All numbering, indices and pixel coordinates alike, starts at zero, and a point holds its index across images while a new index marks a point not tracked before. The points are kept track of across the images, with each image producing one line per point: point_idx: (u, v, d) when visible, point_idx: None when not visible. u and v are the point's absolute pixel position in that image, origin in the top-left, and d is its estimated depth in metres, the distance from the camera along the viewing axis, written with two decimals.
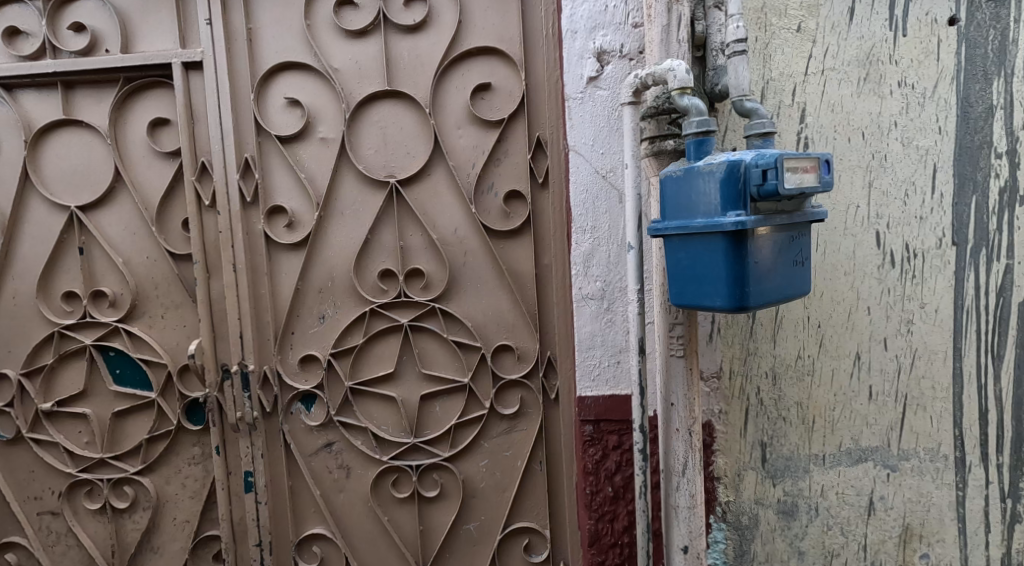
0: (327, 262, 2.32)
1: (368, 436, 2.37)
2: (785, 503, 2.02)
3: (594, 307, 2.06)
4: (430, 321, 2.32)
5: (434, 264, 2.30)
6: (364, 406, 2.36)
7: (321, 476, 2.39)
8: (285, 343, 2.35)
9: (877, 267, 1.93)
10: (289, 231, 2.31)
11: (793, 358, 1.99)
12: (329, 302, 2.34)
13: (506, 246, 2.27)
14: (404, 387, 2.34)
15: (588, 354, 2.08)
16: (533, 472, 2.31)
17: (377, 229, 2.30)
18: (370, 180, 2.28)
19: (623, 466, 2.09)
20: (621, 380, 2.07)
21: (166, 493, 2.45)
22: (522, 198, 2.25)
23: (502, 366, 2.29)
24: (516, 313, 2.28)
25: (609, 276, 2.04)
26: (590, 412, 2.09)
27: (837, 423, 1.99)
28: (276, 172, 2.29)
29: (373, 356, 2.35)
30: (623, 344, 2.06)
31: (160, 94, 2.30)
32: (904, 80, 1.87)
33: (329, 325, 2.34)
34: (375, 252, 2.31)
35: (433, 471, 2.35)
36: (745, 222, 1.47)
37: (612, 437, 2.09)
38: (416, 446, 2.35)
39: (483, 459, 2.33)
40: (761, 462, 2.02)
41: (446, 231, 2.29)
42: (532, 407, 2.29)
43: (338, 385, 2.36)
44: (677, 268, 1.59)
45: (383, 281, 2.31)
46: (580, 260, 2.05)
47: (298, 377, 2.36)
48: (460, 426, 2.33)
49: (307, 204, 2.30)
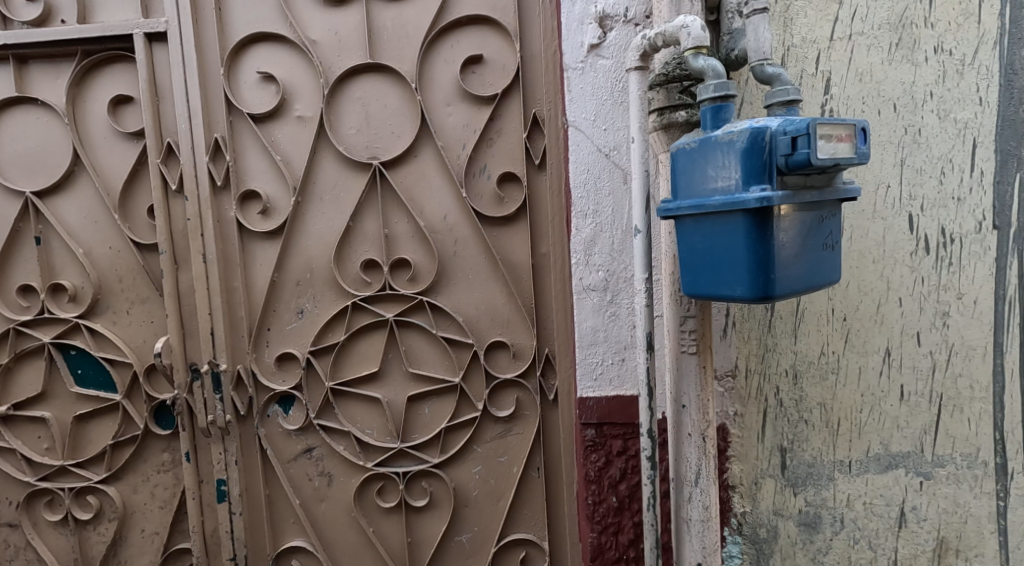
0: (305, 253, 2.14)
1: (351, 441, 2.18)
2: (807, 514, 1.85)
3: (596, 299, 1.87)
4: (417, 316, 2.13)
5: (422, 253, 2.12)
6: (346, 408, 2.17)
7: (300, 484, 2.21)
8: (261, 340, 2.17)
9: (910, 254, 1.74)
10: (264, 218, 2.12)
11: (816, 354, 1.81)
12: (308, 296, 2.15)
13: (499, 234, 2.09)
14: (390, 387, 2.16)
15: (590, 351, 1.89)
16: (530, 479, 2.13)
17: (359, 216, 2.11)
18: (351, 163, 2.09)
19: (628, 474, 1.90)
20: (626, 380, 1.89)
21: (133, 504, 2.26)
22: (517, 181, 2.06)
23: (496, 365, 2.11)
24: (511, 307, 2.10)
25: (613, 265, 1.86)
26: (593, 415, 1.90)
27: (865, 426, 1.81)
28: (249, 154, 2.10)
29: (356, 354, 2.16)
30: (628, 340, 1.87)
31: (123, 69, 2.11)
32: (940, 45, 1.69)
33: (308, 320, 2.16)
34: (358, 241, 2.13)
35: (422, 479, 2.16)
36: (771, 198, 1.28)
37: (616, 442, 1.90)
38: (403, 452, 2.16)
39: (476, 466, 2.15)
40: (781, 469, 1.84)
41: (434, 218, 2.10)
42: (528, 409, 2.11)
43: (318, 385, 2.17)
44: (691, 255, 1.40)
45: (367, 273, 2.13)
46: (580, 247, 1.87)
47: (275, 377, 2.18)
48: (451, 430, 2.14)
49: (283, 189, 2.11)
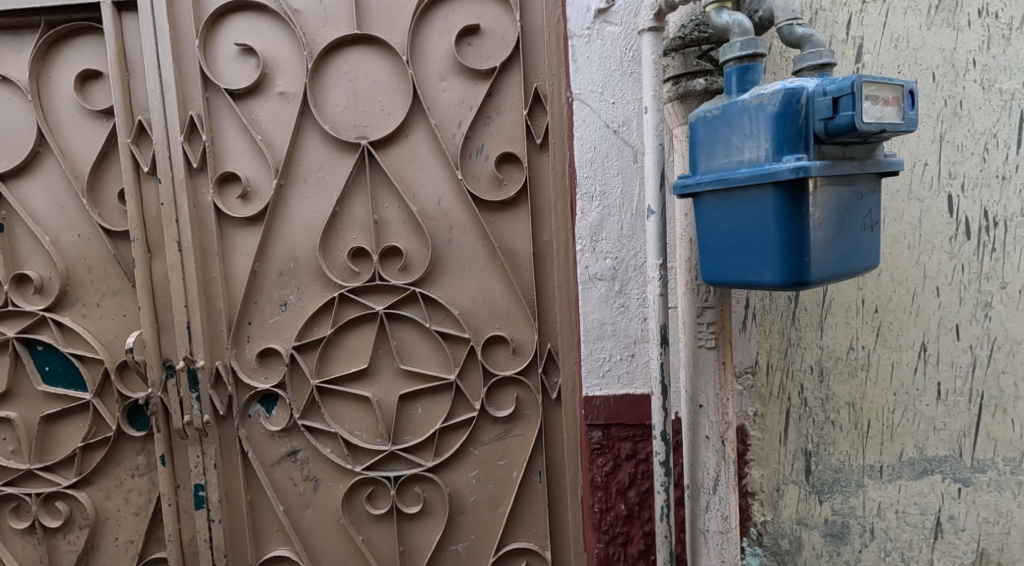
0: (288, 241, 1.98)
1: (339, 443, 2.02)
2: (833, 524, 1.69)
3: (604, 289, 1.72)
4: (410, 308, 1.98)
5: (415, 241, 1.96)
6: (333, 408, 2.02)
7: (284, 489, 2.06)
8: (242, 335, 2.02)
9: (949, 239, 1.59)
10: (244, 203, 1.96)
11: (844, 349, 1.65)
12: (292, 287, 2.00)
13: (498, 221, 1.94)
14: (380, 385, 2.00)
15: (596, 347, 1.74)
16: (531, 485, 1.98)
17: (347, 201, 1.96)
18: (338, 143, 1.94)
19: (638, 480, 1.75)
20: (636, 377, 1.73)
21: (105, 510, 2.11)
22: (517, 162, 1.91)
23: (494, 361, 1.95)
24: (510, 298, 1.95)
25: (622, 252, 1.70)
26: (600, 415, 1.74)
27: (898, 428, 1.66)
28: (227, 134, 1.95)
29: (343, 350, 2.01)
30: (639, 334, 1.72)
31: (91, 42, 1.96)
32: (984, 8, 1.53)
33: (292, 313, 2.00)
34: (345, 228, 1.97)
35: (415, 484, 2.01)
36: (808, 168, 1.12)
37: (625, 445, 1.75)
38: (394, 455, 2.01)
39: (473, 470, 1.99)
40: (805, 474, 1.70)
41: (428, 202, 1.95)
42: (529, 408, 1.95)
43: (303, 384, 2.02)
44: (712, 236, 1.25)
45: (355, 262, 1.97)
46: (586, 233, 1.71)
47: (257, 375, 2.02)
48: (446, 431, 1.99)
49: (264, 171, 1.95)
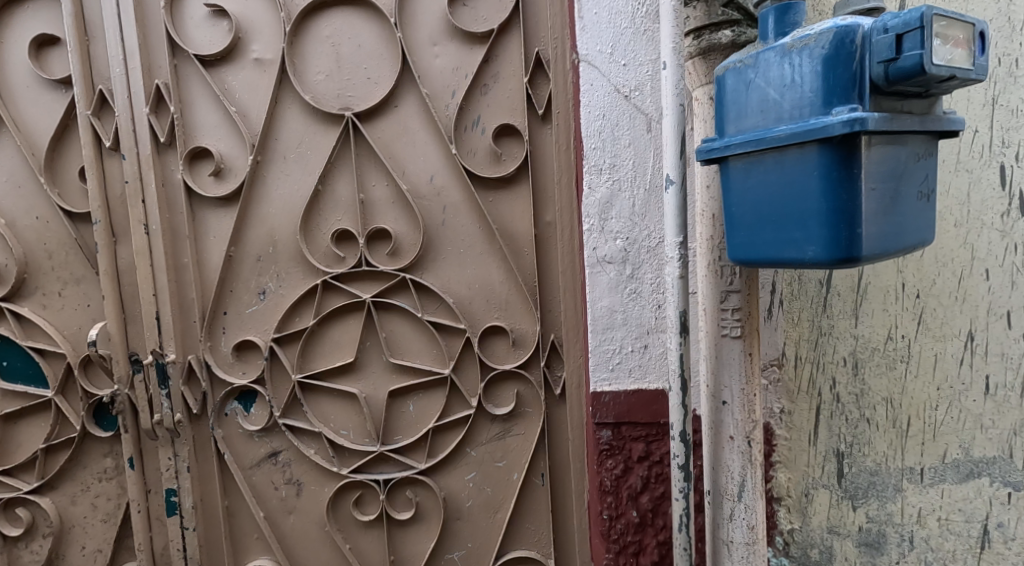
0: (266, 223, 1.81)
1: (323, 443, 1.86)
2: (868, 532, 1.54)
3: (614, 273, 1.55)
4: (400, 297, 1.81)
5: (405, 222, 1.79)
6: (317, 406, 1.85)
7: (265, 494, 1.89)
8: (216, 326, 1.85)
9: (1001, 215, 1.41)
10: (217, 181, 1.79)
11: (881, 339, 1.49)
12: (271, 274, 1.83)
13: (496, 200, 1.77)
14: (368, 381, 1.84)
15: (605, 338, 1.57)
16: (533, 488, 1.81)
17: (330, 179, 1.79)
18: (319, 115, 1.76)
19: (651, 484, 1.59)
20: (650, 370, 1.57)
21: (70, 518, 1.94)
22: (516, 135, 1.73)
23: (492, 354, 1.79)
24: (509, 285, 1.78)
25: (634, 231, 1.53)
26: (609, 413, 1.58)
27: (941, 427, 1.49)
28: (198, 106, 1.77)
29: (328, 342, 1.84)
30: (652, 323, 1.55)
31: (47, 4, 1.78)
32: None
33: (270, 302, 1.83)
34: (329, 208, 1.80)
35: (407, 488, 1.84)
36: (864, 120, 0.95)
37: (636, 445, 1.58)
38: (383, 457, 1.84)
39: (469, 473, 1.83)
40: (837, 478, 1.54)
41: (418, 180, 1.78)
42: (531, 406, 1.79)
43: (283, 379, 1.85)
44: (743, 208, 1.08)
45: (339, 246, 1.80)
46: (593, 211, 1.54)
47: (233, 370, 1.85)
48: (440, 431, 1.82)
49: (238, 146, 1.78)
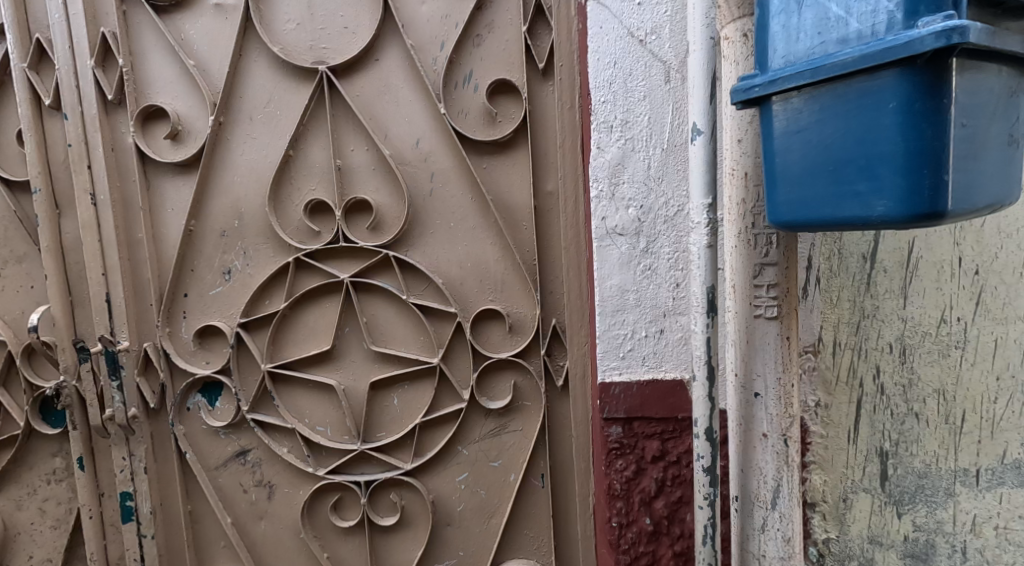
0: (230, 193, 1.60)
1: (297, 441, 1.66)
2: (915, 543, 1.34)
3: (625, 246, 1.35)
4: (383, 277, 1.61)
5: (387, 193, 1.59)
6: (290, 399, 1.65)
7: (232, 498, 1.69)
8: (176, 309, 1.64)
9: None
10: (174, 144, 1.59)
11: (934, 323, 1.30)
12: (237, 251, 1.62)
13: (490, 167, 1.57)
14: (347, 371, 1.64)
15: (616, 321, 1.37)
16: (532, 491, 1.62)
17: (303, 143, 1.58)
18: (289, 70, 1.56)
19: (666, 487, 1.39)
20: (667, 358, 1.37)
21: (15, 524, 1.73)
22: (514, 93, 1.54)
23: (487, 342, 1.59)
24: (506, 264, 1.58)
25: (650, 199, 1.34)
26: (620, 408, 1.38)
27: (1001, 422, 1.30)
28: (152, 59, 1.57)
29: (302, 327, 1.64)
30: (669, 305, 1.36)
31: None
32: None
33: (237, 283, 1.63)
34: (302, 176, 1.60)
35: (390, 491, 1.65)
36: (960, 31, 0.79)
37: (650, 443, 1.39)
38: (364, 456, 1.64)
39: (461, 474, 1.63)
40: (880, 481, 1.34)
41: (403, 144, 1.58)
42: (529, 399, 1.59)
43: (252, 369, 1.65)
44: (792, 158, 0.90)
45: (314, 220, 1.60)
46: (602, 174, 1.35)
47: (195, 359, 1.65)
48: (428, 427, 1.63)
49: (197, 105, 1.57)
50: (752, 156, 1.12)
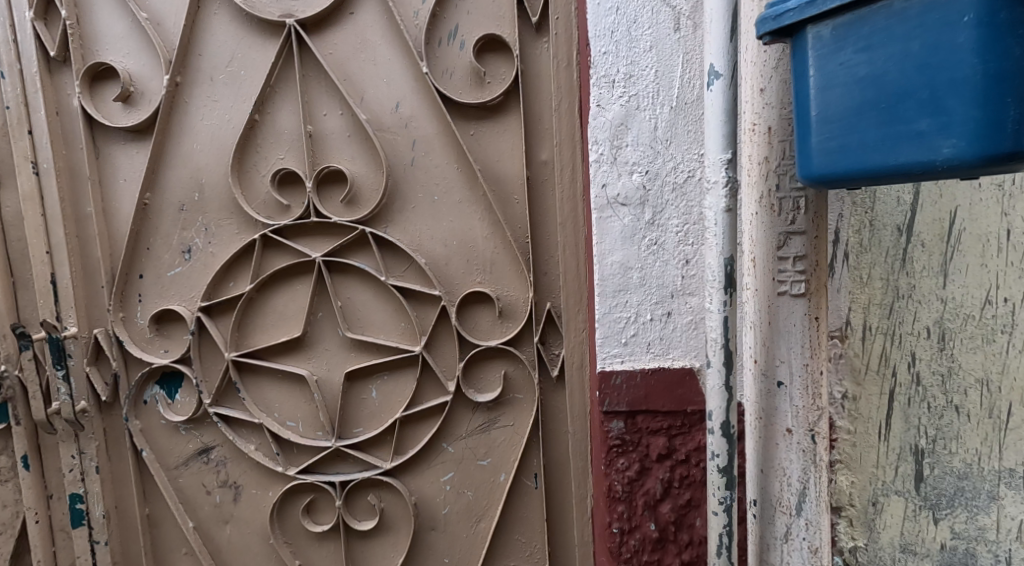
0: (189, 163, 1.45)
1: (265, 438, 1.50)
2: (953, 553, 1.17)
3: (628, 218, 1.20)
4: (359, 256, 1.46)
5: (364, 163, 1.44)
6: (258, 391, 1.50)
7: (194, 500, 1.54)
8: (130, 292, 1.49)
9: None
10: (125, 107, 1.43)
11: (977, 306, 1.13)
12: (197, 227, 1.47)
13: (477, 135, 1.42)
14: (320, 361, 1.48)
15: (618, 303, 1.22)
16: (525, 492, 1.46)
17: (270, 107, 1.43)
18: (255, 25, 1.41)
19: (673, 489, 1.24)
20: (676, 344, 1.22)
21: None
22: (504, 50, 1.39)
23: (474, 328, 1.44)
24: (495, 241, 1.43)
25: (656, 164, 1.19)
26: (622, 400, 1.23)
27: None
28: (101, 13, 1.42)
29: (271, 312, 1.49)
30: (677, 284, 1.21)
31: None
32: None
33: (198, 263, 1.48)
34: (269, 144, 1.44)
35: (369, 492, 1.49)
36: None
37: (656, 440, 1.24)
38: (339, 454, 1.49)
39: (446, 474, 1.48)
40: (915, 483, 1.17)
41: (381, 108, 1.43)
42: (521, 391, 1.44)
43: (215, 358, 1.49)
44: (836, 98, 0.88)
45: (283, 192, 1.45)
46: (603, 136, 1.20)
47: (153, 348, 1.50)
48: (409, 422, 1.47)
49: (150, 63, 1.42)
50: (776, 108, 1.06)
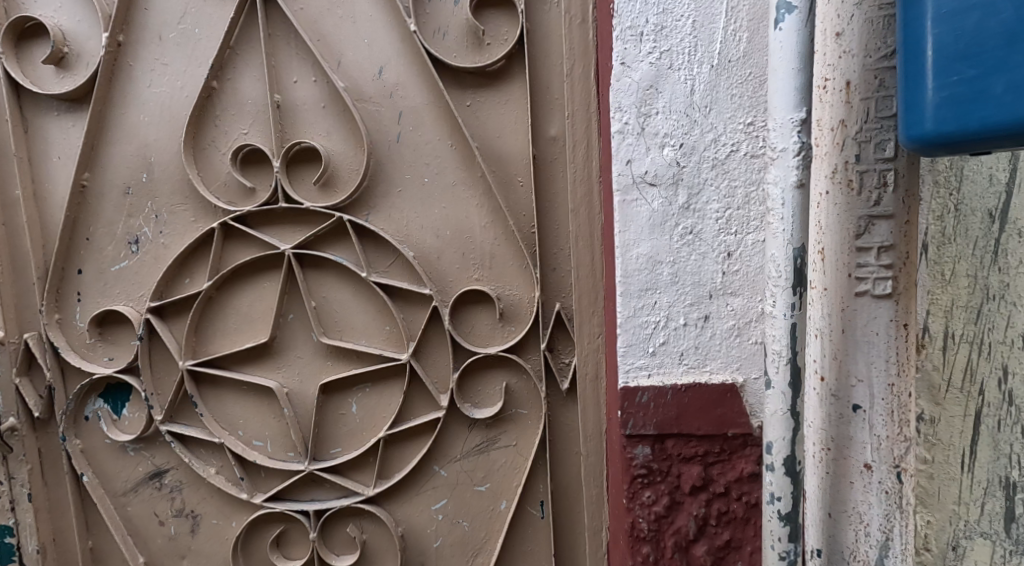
0: (136, 137, 1.24)
1: (227, 460, 1.29)
2: None
3: (658, 200, 0.99)
4: (336, 248, 1.24)
5: (342, 139, 1.22)
6: (218, 405, 1.28)
7: (145, 532, 1.32)
8: (68, 290, 1.28)
9: None
10: (57, 71, 1.24)
11: None
12: (146, 214, 1.26)
13: (474, 106, 1.20)
14: (290, 370, 1.27)
15: (644, 304, 1.01)
16: (530, 524, 1.25)
17: (230, 73, 1.22)
18: None
19: (709, 528, 1.04)
20: (714, 355, 1.01)
21: None
22: (505, 5, 1.18)
23: (470, 333, 1.22)
24: (494, 230, 1.21)
25: (693, 134, 0.98)
26: (648, 423, 1.02)
27: None
28: None
29: (234, 314, 1.27)
30: (716, 282, 1.00)
31: None
32: None
33: (147, 256, 1.27)
34: (230, 116, 1.23)
35: (348, 522, 1.28)
36: None
37: (690, 470, 1.03)
38: (313, 479, 1.28)
39: (438, 501, 1.26)
40: (1005, 523, 0.92)
41: (362, 74, 1.21)
42: (525, 406, 1.23)
43: (168, 367, 1.28)
44: (971, 28, 0.73)
45: (246, 173, 1.23)
46: (629, 101, 0.98)
47: (95, 355, 1.29)
48: (395, 441, 1.26)
49: (87, 20, 1.23)
50: (858, 56, 0.87)
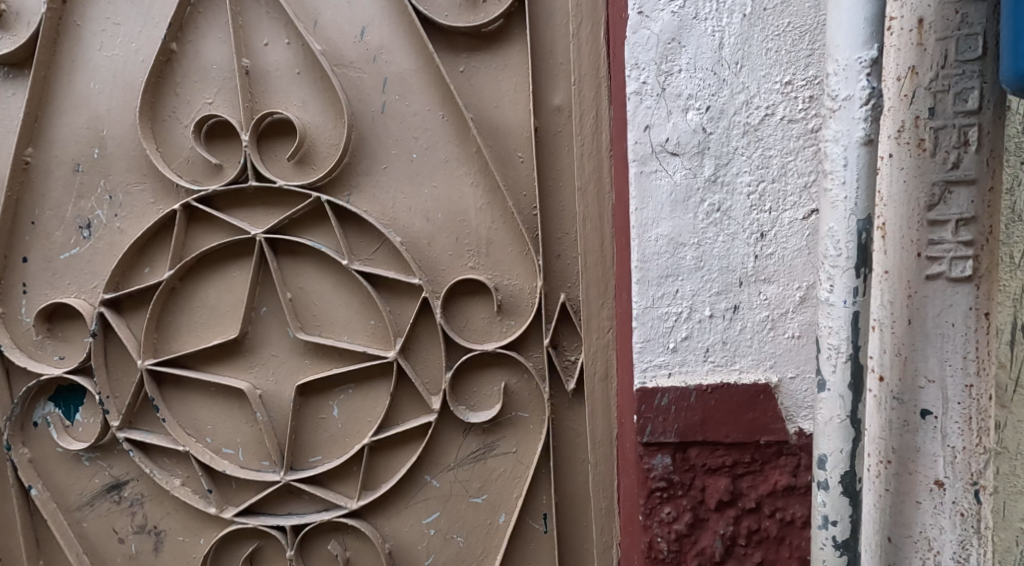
0: (86, 108, 1.11)
1: (193, 470, 1.15)
2: None
3: (680, 171, 0.86)
4: (314, 233, 1.10)
5: (320, 109, 1.09)
6: (183, 410, 1.15)
7: (102, 551, 1.18)
8: (12, 280, 1.15)
9: None
10: None
11: None
12: (99, 195, 1.13)
13: (469, 72, 1.07)
14: (262, 369, 1.13)
15: (665, 294, 0.88)
16: (533, 542, 1.11)
17: (192, 34, 1.09)
18: None
19: (738, 549, 0.90)
20: (744, 353, 0.88)
21: None
22: None
23: (465, 327, 1.09)
24: (492, 211, 1.08)
25: (721, 94, 0.84)
26: (671, 429, 0.88)
27: None
28: None
29: (199, 307, 1.13)
30: (747, 268, 0.86)
31: None
32: None
33: (100, 242, 1.13)
34: (192, 84, 1.10)
35: (331, 538, 1.14)
36: None
37: (717, 483, 0.89)
38: (289, 491, 1.14)
39: (430, 515, 1.13)
40: None
41: (342, 35, 1.08)
42: (526, 409, 1.09)
43: (125, 367, 1.14)
44: None
45: (212, 149, 1.10)
46: (647, 57, 0.85)
47: (44, 354, 1.15)
48: (381, 449, 1.12)
49: None
50: None
